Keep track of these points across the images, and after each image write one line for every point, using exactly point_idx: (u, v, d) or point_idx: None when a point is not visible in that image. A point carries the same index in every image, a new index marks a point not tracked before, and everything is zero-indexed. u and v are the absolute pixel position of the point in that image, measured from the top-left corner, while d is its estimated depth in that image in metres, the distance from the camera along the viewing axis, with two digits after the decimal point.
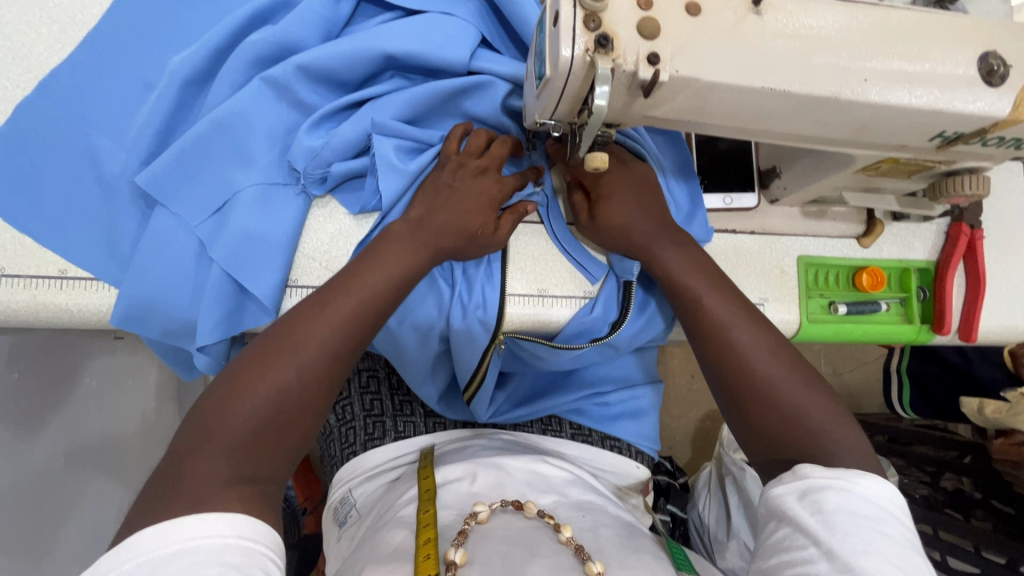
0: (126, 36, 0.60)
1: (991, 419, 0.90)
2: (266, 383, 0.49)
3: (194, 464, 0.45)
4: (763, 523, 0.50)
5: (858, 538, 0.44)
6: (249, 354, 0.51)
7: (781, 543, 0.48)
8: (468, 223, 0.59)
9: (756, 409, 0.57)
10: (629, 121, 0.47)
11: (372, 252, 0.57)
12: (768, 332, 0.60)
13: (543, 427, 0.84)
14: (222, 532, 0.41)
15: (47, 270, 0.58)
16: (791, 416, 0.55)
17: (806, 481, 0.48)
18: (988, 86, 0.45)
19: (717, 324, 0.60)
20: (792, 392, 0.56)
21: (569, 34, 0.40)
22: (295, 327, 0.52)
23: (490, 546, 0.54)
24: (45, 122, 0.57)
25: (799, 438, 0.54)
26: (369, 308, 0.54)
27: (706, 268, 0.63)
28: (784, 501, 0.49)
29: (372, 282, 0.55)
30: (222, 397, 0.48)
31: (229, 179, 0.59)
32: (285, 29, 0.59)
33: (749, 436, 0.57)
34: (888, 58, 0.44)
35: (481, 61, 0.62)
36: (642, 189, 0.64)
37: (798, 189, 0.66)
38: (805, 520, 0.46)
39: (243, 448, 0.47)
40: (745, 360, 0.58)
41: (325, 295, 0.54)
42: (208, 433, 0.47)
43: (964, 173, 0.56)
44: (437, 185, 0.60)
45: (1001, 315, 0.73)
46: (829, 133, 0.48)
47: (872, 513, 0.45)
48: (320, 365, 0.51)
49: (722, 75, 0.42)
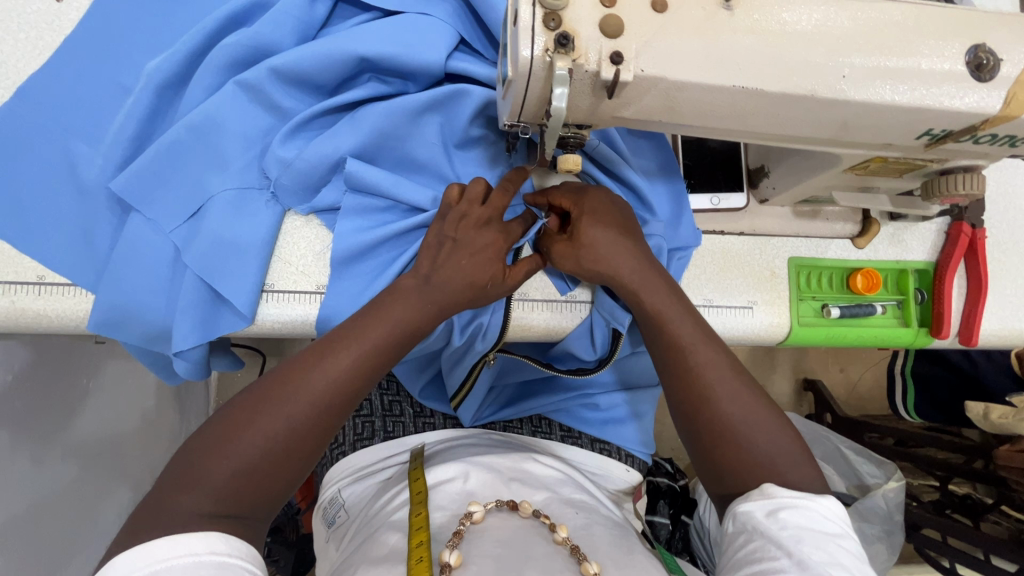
0: (102, 40, 0.60)
1: (997, 425, 0.87)
2: (256, 431, 0.49)
3: (176, 500, 0.46)
4: (731, 538, 0.51)
5: (823, 550, 0.45)
6: (248, 396, 0.51)
7: (751, 556, 0.48)
8: (479, 277, 0.57)
9: (710, 439, 0.55)
10: (600, 122, 0.45)
11: (379, 301, 0.56)
12: (729, 359, 0.58)
13: (533, 428, 0.82)
14: (194, 550, 0.42)
15: (25, 276, 0.58)
16: (750, 454, 0.53)
17: (774, 500, 0.49)
18: (978, 81, 0.43)
19: (677, 349, 0.58)
20: (750, 428, 0.54)
21: (528, 34, 0.39)
22: (294, 374, 0.52)
23: (484, 547, 0.52)
24: (21, 127, 0.57)
25: (754, 472, 0.53)
26: (369, 360, 0.54)
27: (676, 293, 0.59)
28: (753, 517, 0.49)
29: (374, 334, 0.54)
30: (215, 436, 0.49)
31: (203, 184, 0.59)
32: (258, 32, 0.59)
33: (711, 465, 0.55)
34: (869, 52, 0.42)
35: (457, 61, 0.61)
36: (607, 214, 0.59)
37: (788, 188, 0.63)
38: (775, 534, 0.47)
39: (225, 490, 0.47)
40: (707, 389, 0.56)
41: (324, 346, 0.53)
42: (195, 471, 0.47)
43: (958, 172, 0.53)
44: (438, 240, 0.57)
45: (1004, 319, 0.70)
46: (813, 132, 0.46)
47: (831, 529, 0.47)
48: (313, 413, 0.51)
49: (689, 74, 0.40)
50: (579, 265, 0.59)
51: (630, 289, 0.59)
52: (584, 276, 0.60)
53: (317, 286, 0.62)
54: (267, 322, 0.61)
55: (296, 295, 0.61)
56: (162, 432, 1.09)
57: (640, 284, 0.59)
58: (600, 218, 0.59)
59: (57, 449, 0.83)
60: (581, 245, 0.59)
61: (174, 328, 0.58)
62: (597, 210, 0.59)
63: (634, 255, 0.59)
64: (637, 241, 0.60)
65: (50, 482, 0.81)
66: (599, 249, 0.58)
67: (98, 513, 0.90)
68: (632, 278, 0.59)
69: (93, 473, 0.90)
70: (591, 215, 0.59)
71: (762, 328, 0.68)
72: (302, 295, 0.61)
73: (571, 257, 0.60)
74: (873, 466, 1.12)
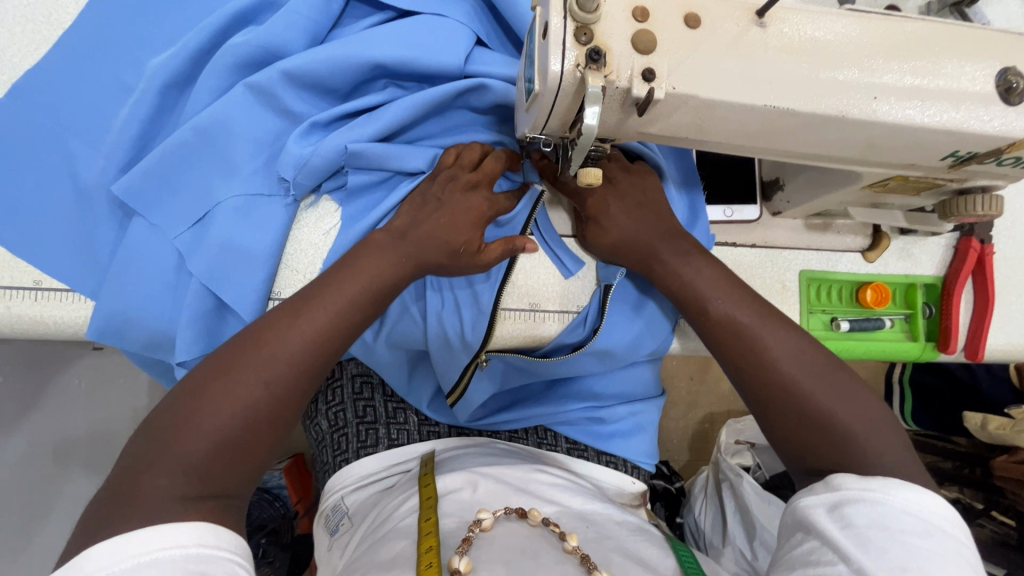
0: (101, 34, 0.57)
1: (995, 436, 0.88)
2: (233, 399, 0.45)
3: (146, 483, 0.41)
4: (790, 535, 0.46)
5: (895, 551, 0.40)
6: (206, 367, 0.47)
7: (806, 557, 0.43)
8: (453, 240, 0.56)
9: (783, 415, 0.52)
10: (623, 137, 0.44)
11: (350, 259, 0.54)
12: (797, 331, 0.55)
13: (537, 439, 0.81)
14: (178, 542, 0.38)
15: (21, 280, 0.56)
16: (839, 430, 0.49)
17: (839, 493, 0.44)
18: (1006, 104, 0.42)
19: (736, 327, 0.56)
20: (833, 397, 0.51)
21: (559, 48, 0.37)
22: (266, 336, 0.48)
23: (494, 553, 0.52)
24: (17, 125, 0.55)
25: (843, 449, 0.49)
26: (346, 320, 0.52)
27: (715, 263, 0.59)
28: (813, 513, 0.45)
29: (350, 293, 0.52)
30: (184, 409, 0.44)
31: (210, 191, 0.57)
32: (269, 33, 0.57)
33: (797, 456, 0.51)
34: (899, 72, 0.41)
35: (476, 63, 0.59)
36: (622, 189, 0.61)
37: (802, 203, 0.63)
38: (833, 534, 0.42)
39: (204, 468, 0.43)
40: (774, 364, 0.53)
41: (298, 305, 0.50)
42: (159, 449, 0.42)
43: (976, 192, 0.53)
44: (424, 197, 0.57)
45: (1009, 334, 0.71)
46: (837, 150, 0.45)
47: (912, 527, 0.41)
48: (293, 376, 0.48)
49: (720, 93, 0.39)
50: (611, 244, 0.61)
51: (665, 267, 0.60)
52: (624, 258, 0.61)
53: None
54: None
55: None
56: None
57: (679, 258, 0.59)
58: (616, 194, 0.61)
59: None
60: (610, 221, 0.60)
61: (177, 338, 0.56)
62: (610, 186, 0.61)
63: (664, 228, 0.60)
64: (659, 211, 0.61)
65: None
66: (624, 228, 0.60)
67: None
68: (668, 253, 0.60)
69: (84, 470, 0.86)
70: (608, 195, 0.60)
71: None
72: None
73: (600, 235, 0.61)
74: None
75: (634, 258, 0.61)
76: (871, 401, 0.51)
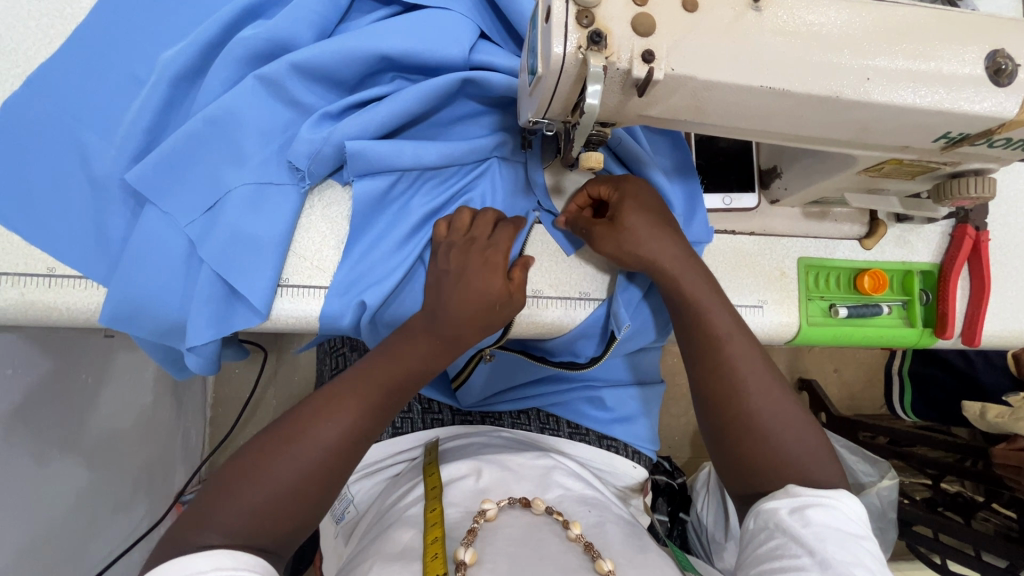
0: (113, 28, 0.59)
1: (994, 424, 0.89)
2: (285, 462, 0.49)
3: (194, 533, 0.46)
4: (752, 535, 0.52)
5: (846, 549, 0.46)
6: (264, 437, 0.52)
7: (772, 553, 0.49)
8: (485, 300, 0.56)
9: (734, 438, 0.56)
10: (624, 121, 0.46)
11: (402, 334, 0.57)
12: (760, 353, 0.59)
13: (540, 425, 0.82)
14: (200, 568, 0.42)
15: (35, 267, 0.57)
16: (777, 450, 0.55)
17: (797, 499, 0.50)
18: (996, 86, 0.44)
19: (714, 341, 0.59)
20: (776, 426, 0.56)
21: (562, 31, 0.39)
22: (326, 405, 0.52)
23: (500, 543, 0.53)
24: (31, 116, 0.56)
25: (780, 469, 0.54)
26: (396, 393, 0.55)
27: (718, 289, 0.60)
28: (775, 516, 0.50)
29: (402, 366, 0.55)
30: (246, 465, 0.49)
31: (219, 179, 0.58)
32: (278, 25, 0.58)
33: (735, 471, 0.57)
34: (892, 55, 0.43)
35: (480, 53, 0.61)
36: (648, 201, 0.61)
37: (800, 189, 0.64)
38: (797, 533, 0.48)
39: (247, 524, 0.47)
40: (735, 383, 0.57)
41: (356, 380, 0.54)
42: (209, 507, 0.47)
43: (970, 175, 0.54)
44: (433, 275, 0.58)
45: (1006, 320, 0.72)
46: (833, 133, 0.47)
47: (856, 529, 0.48)
48: (343, 446, 0.51)
49: (718, 74, 0.41)
50: (619, 248, 0.60)
51: (666, 272, 0.60)
52: (624, 259, 0.60)
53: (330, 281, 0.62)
54: (282, 318, 0.61)
55: (311, 290, 0.61)
56: (159, 428, 1.07)
57: (681, 269, 0.60)
58: (641, 204, 0.60)
59: (55, 443, 0.80)
60: (624, 226, 0.59)
61: (188, 322, 0.57)
62: (632, 196, 0.60)
63: (672, 243, 0.60)
64: (674, 228, 0.61)
65: (49, 478, 0.78)
66: (638, 234, 0.59)
67: (98, 509, 0.90)
68: (673, 264, 0.60)
69: (99, 465, 0.90)
70: (632, 201, 0.60)
71: (772, 326, 0.69)
72: (316, 290, 0.61)
73: (612, 239, 0.60)
74: (867, 465, 1.16)
75: (638, 265, 0.60)
76: (810, 427, 0.57)
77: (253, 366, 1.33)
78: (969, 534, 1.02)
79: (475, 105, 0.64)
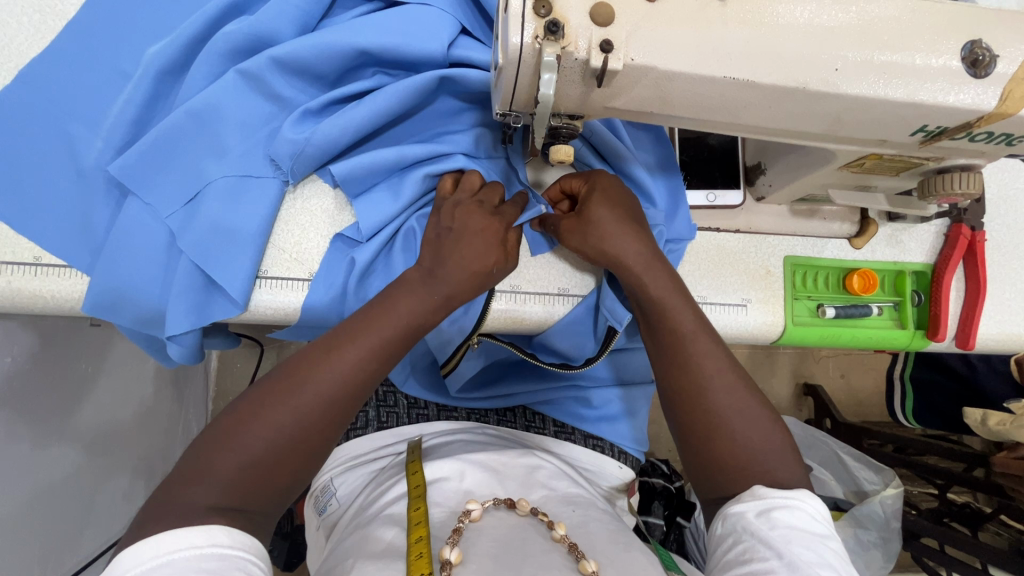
0: (100, 23, 0.60)
1: (995, 431, 0.86)
2: (264, 423, 0.49)
3: (185, 491, 0.46)
4: (720, 539, 0.51)
5: (812, 550, 0.45)
6: (253, 392, 0.51)
7: (741, 556, 0.48)
8: (480, 263, 0.57)
9: (699, 439, 0.56)
10: (591, 113, 0.45)
11: (387, 294, 0.56)
12: (726, 354, 0.58)
13: (526, 423, 0.83)
14: (195, 543, 0.42)
15: (22, 256, 0.59)
16: (743, 447, 0.54)
17: (763, 501, 0.49)
18: (973, 77, 0.42)
19: (678, 338, 0.58)
20: (744, 425, 0.55)
21: (519, 21, 0.39)
22: (305, 367, 0.52)
23: (482, 545, 0.53)
24: (20, 108, 0.58)
25: (747, 467, 0.54)
26: (378, 354, 0.54)
27: (676, 281, 0.59)
28: (743, 518, 0.49)
29: (385, 323, 0.54)
30: (227, 427, 0.49)
31: (201, 171, 0.59)
32: (260, 20, 0.59)
33: (703, 472, 0.56)
34: (862, 46, 0.42)
35: (460, 48, 0.61)
36: (618, 195, 0.60)
37: (784, 186, 0.63)
38: (765, 534, 0.47)
39: (233, 483, 0.47)
40: (702, 379, 0.56)
41: (333, 339, 0.53)
42: (203, 464, 0.47)
43: (955, 171, 0.52)
44: (437, 232, 0.58)
45: (1003, 323, 0.69)
46: (805, 126, 0.46)
47: (821, 529, 0.48)
48: (322, 408, 0.51)
49: (679, 65, 0.40)
50: (584, 242, 0.60)
51: (631, 270, 0.59)
52: (588, 253, 0.60)
53: (309, 273, 0.62)
54: (260, 309, 0.61)
55: (289, 282, 0.62)
56: (158, 419, 1.09)
57: (645, 267, 0.59)
58: (611, 198, 0.60)
59: (54, 431, 0.83)
60: (590, 220, 0.59)
61: (167, 311, 0.58)
62: (601, 190, 0.60)
63: (638, 238, 0.59)
64: (643, 226, 0.61)
65: (48, 465, 0.81)
66: (603, 227, 0.59)
67: (97, 497, 0.92)
68: (636, 261, 0.59)
69: (94, 455, 0.92)
70: (600, 194, 0.60)
71: (756, 326, 0.68)
72: (294, 282, 0.62)
73: (578, 233, 0.60)
74: (870, 472, 1.13)
75: (603, 261, 0.60)
76: (776, 424, 0.56)
77: (252, 360, 1.35)
78: (974, 546, 0.99)
79: (457, 103, 0.64)
